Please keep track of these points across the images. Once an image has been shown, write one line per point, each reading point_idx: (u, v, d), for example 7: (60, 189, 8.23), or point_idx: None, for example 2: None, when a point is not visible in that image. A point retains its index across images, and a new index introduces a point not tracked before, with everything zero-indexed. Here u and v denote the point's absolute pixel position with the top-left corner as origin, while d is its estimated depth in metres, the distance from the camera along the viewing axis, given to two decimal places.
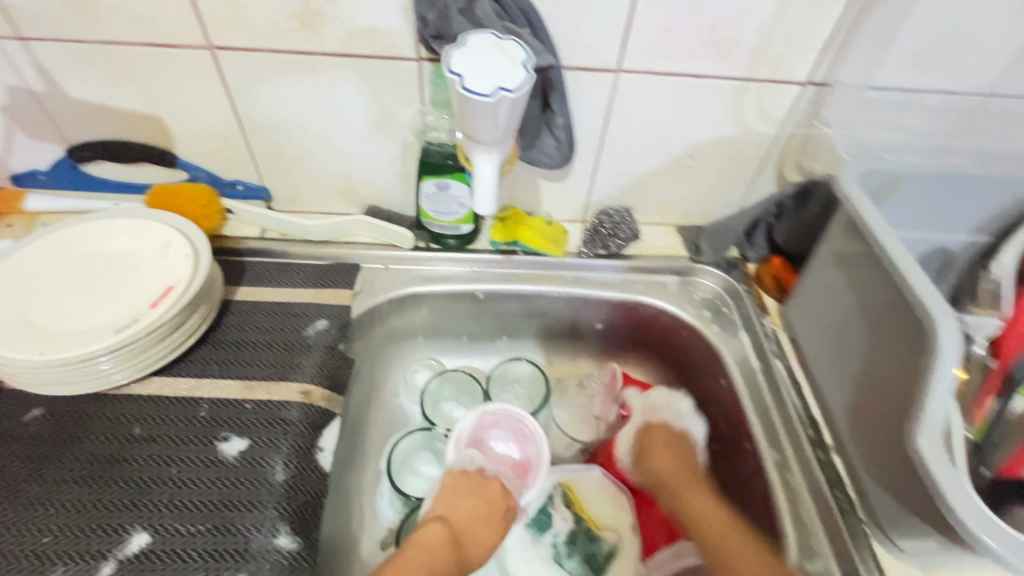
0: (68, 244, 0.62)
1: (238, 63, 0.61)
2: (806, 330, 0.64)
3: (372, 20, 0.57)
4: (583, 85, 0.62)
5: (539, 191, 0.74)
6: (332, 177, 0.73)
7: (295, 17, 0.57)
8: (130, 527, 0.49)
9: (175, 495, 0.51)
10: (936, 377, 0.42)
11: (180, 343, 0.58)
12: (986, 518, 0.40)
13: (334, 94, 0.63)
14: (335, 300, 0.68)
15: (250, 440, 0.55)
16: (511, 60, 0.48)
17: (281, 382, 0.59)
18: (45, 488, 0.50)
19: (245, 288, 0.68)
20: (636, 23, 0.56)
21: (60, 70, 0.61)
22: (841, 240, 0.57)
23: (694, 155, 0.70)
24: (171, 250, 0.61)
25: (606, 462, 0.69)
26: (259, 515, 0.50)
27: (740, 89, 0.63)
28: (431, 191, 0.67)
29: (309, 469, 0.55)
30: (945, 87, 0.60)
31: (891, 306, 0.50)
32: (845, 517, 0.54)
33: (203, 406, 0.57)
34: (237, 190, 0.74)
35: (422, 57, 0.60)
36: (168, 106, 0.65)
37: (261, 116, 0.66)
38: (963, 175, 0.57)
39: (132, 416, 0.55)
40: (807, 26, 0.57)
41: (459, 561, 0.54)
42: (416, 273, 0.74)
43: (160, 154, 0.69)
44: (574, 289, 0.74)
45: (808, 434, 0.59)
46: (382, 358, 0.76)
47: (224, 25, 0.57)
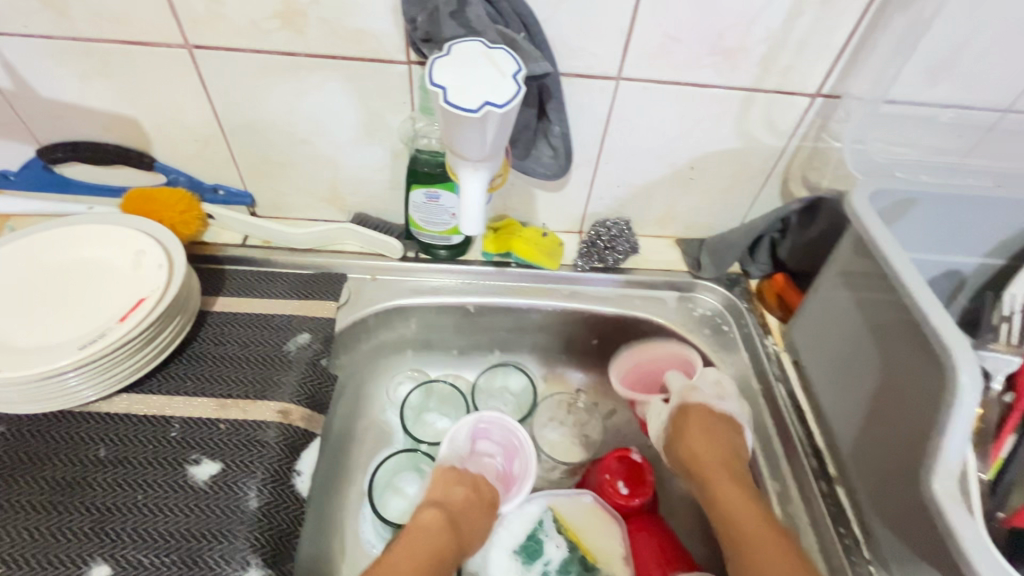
0: (37, 252, 0.59)
1: (218, 63, 0.57)
2: (810, 352, 0.61)
3: (359, 21, 0.54)
4: (582, 93, 0.59)
5: (534, 202, 0.71)
6: (318, 184, 0.70)
7: (277, 16, 0.53)
8: (90, 559, 0.46)
9: (139, 524, 0.48)
10: (953, 417, 0.39)
11: (152, 358, 0.55)
12: None
13: (319, 97, 0.60)
14: (318, 312, 0.65)
15: (223, 463, 0.52)
16: (500, 72, 0.45)
17: (258, 401, 0.56)
18: (0, 515, 0.47)
19: (224, 298, 0.65)
20: (638, 30, 0.53)
21: (29, 67, 0.58)
22: (849, 262, 0.54)
23: (697, 167, 0.67)
24: (144, 259, 0.58)
25: (600, 485, 0.64)
26: (229, 547, 0.47)
27: (746, 100, 0.60)
28: (420, 200, 0.64)
29: (284, 495, 0.52)
30: (960, 102, 0.57)
31: (904, 336, 0.47)
32: (849, 554, 0.51)
33: (174, 426, 0.54)
34: (219, 194, 0.71)
35: (412, 61, 0.57)
36: (144, 107, 0.61)
37: (243, 119, 0.63)
38: (980, 195, 0.54)
39: (97, 436, 0.52)
40: (819, 36, 0.54)
41: (459, 543, 0.54)
42: (404, 285, 0.71)
43: (137, 157, 0.66)
44: (568, 304, 0.71)
45: (810, 464, 0.57)
46: (368, 371, 0.73)
47: (202, 23, 0.54)
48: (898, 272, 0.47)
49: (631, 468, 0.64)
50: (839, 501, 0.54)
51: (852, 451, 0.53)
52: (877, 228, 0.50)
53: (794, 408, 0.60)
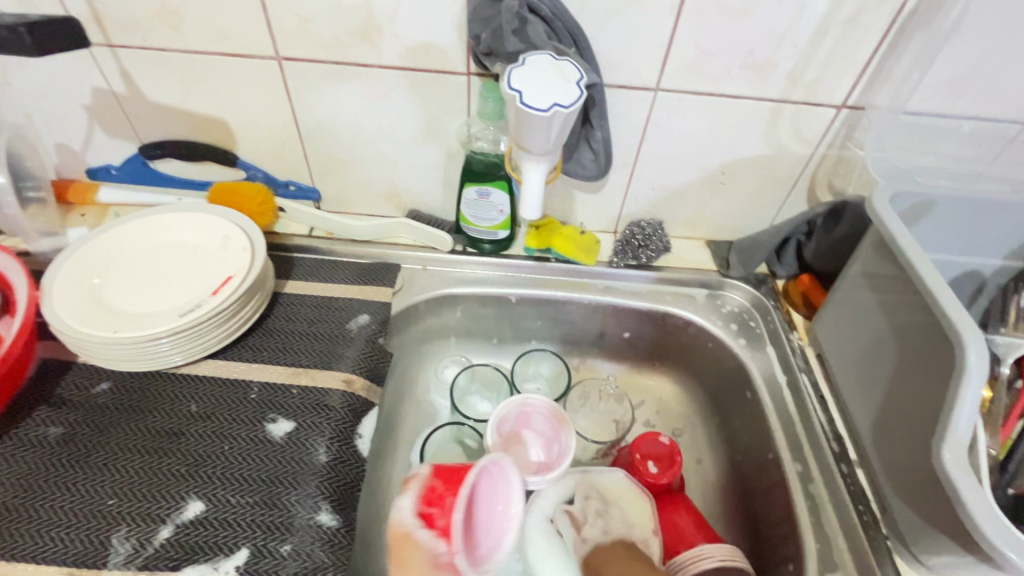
0: (139, 234, 0.67)
1: (301, 72, 0.66)
2: (833, 346, 0.65)
3: (428, 37, 0.61)
4: (623, 103, 0.65)
5: (574, 202, 0.77)
6: (379, 182, 0.78)
7: (357, 33, 0.61)
8: (187, 495, 0.52)
9: (227, 469, 0.54)
10: (962, 393, 0.43)
11: (235, 329, 0.62)
12: (1010, 535, 0.41)
13: (386, 103, 0.68)
14: (376, 296, 0.72)
15: (296, 422, 0.58)
16: (568, 81, 0.52)
17: (325, 370, 0.63)
18: (111, 455, 0.55)
19: (294, 281, 0.72)
20: (677, 46, 0.59)
21: (142, 75, 0.67)
22: (871, 260, 0.58)
23: (727, 172, 0.72)
24: (231, 243, 0.66)
25: (630, 465, 0.68)
26: (303, 492, 0.54)
27: (775, 110, 0.65)
28: (472, 197, 0.71)
29: (348, 453, 0.58)
30: (980, 114, 0.61)
31: (920, 325, 0.51)
32: (867, 530, 0.55)
33: (253, 389, 0.61)
34: (290, 190, 0.79)
35: (472, 72, 0.64)
36: (234, 111, 0.70)
37: (318, 122, 0.71)
38: (998, 200, 0.58)
39: (190, 394, 0.60)
40: (844, 51, 0.59)
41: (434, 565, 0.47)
42: (452, 275, 0.77)
43: (223, 155, 0.74)
44: (603, 297, 0.76)
45: (831, 448, 0.60)
46: (415, 354, 0.80)
47: (292, 38, 0.62)
48: (914, 267, 0.51)
49: (661, 450, 0.67)
50: (858, 482, 0.58)
51: (871, 436, 0.57)
52: (898, 227, 0.54)
53: (817, 398, 0.64)
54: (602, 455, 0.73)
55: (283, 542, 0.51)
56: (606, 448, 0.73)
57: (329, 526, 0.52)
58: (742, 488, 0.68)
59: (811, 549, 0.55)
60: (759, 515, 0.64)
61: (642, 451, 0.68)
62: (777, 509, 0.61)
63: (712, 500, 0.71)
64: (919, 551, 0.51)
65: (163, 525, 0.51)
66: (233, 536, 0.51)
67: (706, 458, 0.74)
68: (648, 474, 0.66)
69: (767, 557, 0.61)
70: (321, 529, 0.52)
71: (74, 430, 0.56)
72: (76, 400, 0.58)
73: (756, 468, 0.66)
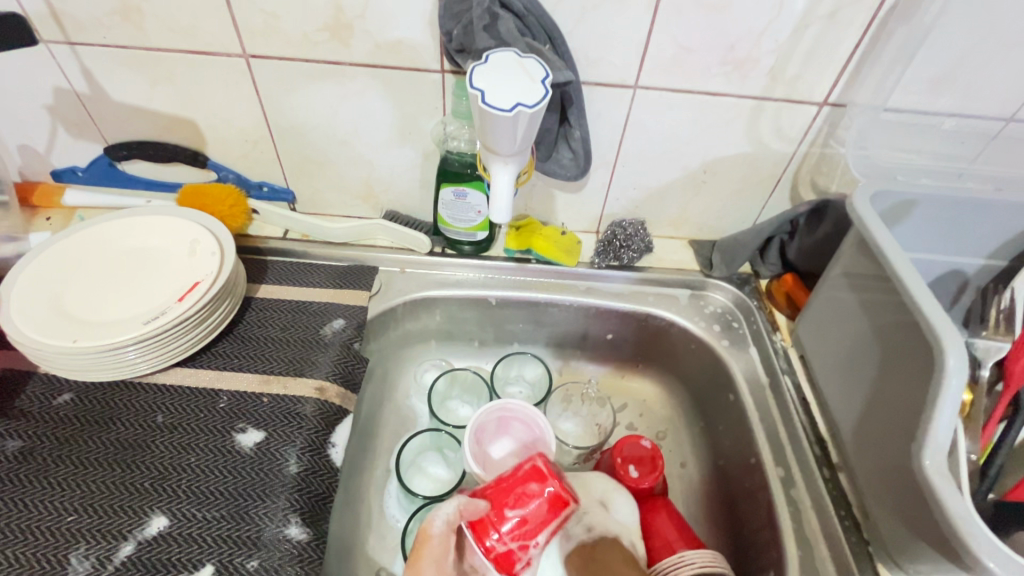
0: (105, 238, 0.65)
1: (270, 71, 0.64)
2: (815, 347, 0.64)
3: (400, 34, 0.59)
4: (601, 101, 0.64)
5: (555, 202, 0.75)
6: (354, 182, 0.76)
7: (326, 29, 0.59)
8: (150, 510, 0.51)
9: (193, 482, 0.53)
10: (941, 397, 0.43)
11: (204, 337, 0.60)
12: (990, 543, 0.40)
13: (360, 102, 0.66)
14: (352, 300, 0.70)
15: (266, 432, 0.57)
16: (531, 79, 0.50)
17: (298, 377, 0.61)
18: (71, 469, 0.53)
19: (267, 286, 0.70)
20: (655, 43, 0.58)
21: (105, 73, 0.64)
22: (853, 259, 0.57)
23: (709, 171, 0.71)
24: (199, 247, 0.64)
25: (612, 472, 0.66)
26: (272, 505, 0.52)
27: (756, 108, 0.64)
28: (449, 198, 0.69)
29: (320, 463, 0.56)
30: (960, 111, 0.61)
31: (901, 327, 0.50)
32: (849, 535, 0.54)
33: (222, 398, 0.59)
34: (263, 191, 0.77)
35: (446, 70, 0.62)
36: (202, 110, 0.68)
37: (290, 122, 0.69)
38: (981, 198, 0.57)
39: (155, 404, 0.58)
40: (825, 48, 0.58)
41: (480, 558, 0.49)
42: (431, 278, 0.76)
43: (192, 155, 0.72)
44: (585, 298, 0.75)
45: (813, 451, 0.60)
46: (395, 359, 0.78)
47: (259, 35, 0.60)
48: (894, 267, 0.50)
49: (643, 453, 0.66)
50: (840, 486, 0.57)
51: (853, 439, 0.56)
52: (878, 228, 0.53)
53: (799, 399, 0.63)
54: (583, 459, 0.72)
55: (250, 557, 0.49)
56: (588, 452, 0.71)
57: (299, 540, 0.51)
58: (725, 492, 0.67)
59: (793, 555, 0.54)
60: (742, 520, 0.63)
61: (624, 452, 0.67)
62: (759, 514, 0.60)
63: (696, 504, 0.70)
64: (901, 558, 0.50)
65: (125, 541, 0.49)
66: (198, 552, 0.49)
67: (690, 461, 0.73)
68: (630, 477, 0.64)
69: (749, 562, 0.61)
70: (291, 543, 0.50)
71: (33, 444, 0.54)
72: (37, 411, 0.56)
73: (739, 472, 0.65)
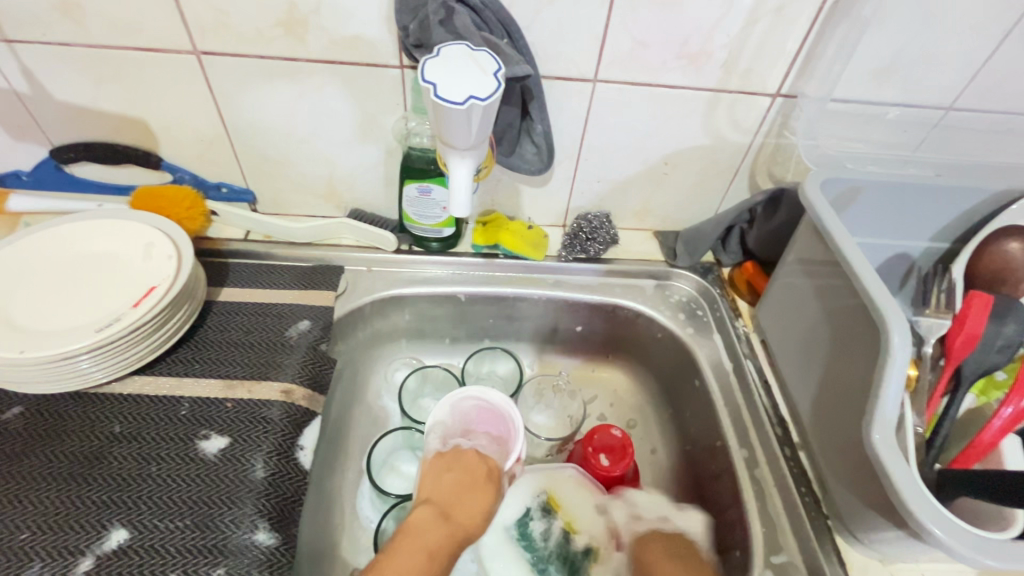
0: (53, 244, 0.62)
1: (224, 68, 0.62)
2: (775, 331, 0.66)
3: (357, 29, 0.59)
4: (563, 95, 0.64)
5: (520, 196, 0.75)
6: (316, 182, 0.74)
7: (279, 25, 0.58)
8: (110, 523, 0.49)
9: (154, 492, 0.51)
10: (887, 373, 0.45)
11: (161, 343, 0.59)
12: (934, 510, 0.42)
13: (318, 98, 0.65)
14: (318, 301, 0.69)
15: (231, 437, 0.56)
16: (482, 70, 0.50)
17: (263, 381, 0.60)
18: (23, 485, 0.51)
19: (228, 289, 0.68)
20: (611, 38, 0.59)
21: (45, 73, 0.62)
22: (807, 245, 0.59)
23: (671, 163, 0.72)
24: (154, 251, 0.62)
25: (585, 461, 0.67)
26: (238, 512, 0.51)
27: (712, 100, 0.65)
28: (413, 195, 0.69)
29: (288, 467, 0.55)
30: (903, 101, 0.63)
31: (851, 309, 0.52)
32: (810, 511, 0.56)
33: (184, 405, 0.57)
34: (222, 192, 0.75)
35: (405, 65, 0.62)
36: (154, 111, 0.66)
37: (247, 121, 0.67)
38: (922, 183, 0.60)
39: (113, 414, 0.56)
40: (776, 40, 0.60)
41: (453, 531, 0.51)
42: (399, 275, 0.75)
43: (145, 156, 0.70)
44: (554, 291, 0.76)
45: (775, 432, 0.62)
46: (365, 358, 0.77)
47: (209, 32, 0.59)
48: (844, 251, 0.52)
49: (614, 442, 0.67)
50: (800, 464, 0.59)
51: (812, 419, 0.58)
52: (828, 214, 0.55)
53: (761, 382, 0.65)
54: (556, 450, 0.72)
55: (216, 566, 0.48)
56: (561, 444, 0.72)
57: (267, 545, 0.50)
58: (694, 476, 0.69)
59: (758, 533, 0.56)
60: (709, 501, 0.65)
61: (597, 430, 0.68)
62: (726, 495, 0.62)
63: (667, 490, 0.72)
64: (858, 530, 0.52)
65: (82, 557, 0.47)
66: (161, 564, 0.47)
67: (661, 448, 0.74)
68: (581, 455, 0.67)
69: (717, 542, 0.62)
70: (259, 549, 0.49)
71: None
72: None
73: (706, 456, 0.67)
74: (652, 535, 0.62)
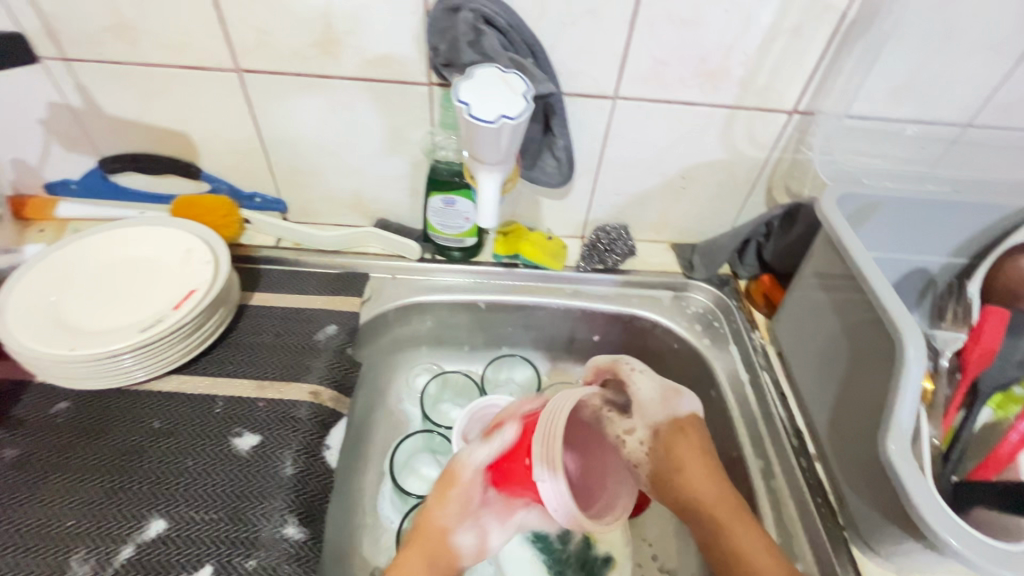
0: (99, 249, 0.66)
1: (262, 84, 0.66)
2: (791, 344, 0.67)
3: (389, 49, 0.62)
4: (584, 111, 0.66)
5: (540, 208, 0.78)
6: (345, 192, 0.78)
7: (317, 44, 0.62)
8: (149, 514, 0.52)
9: (190, 485, 0.54)
10: (902, 384, 0.46)
11: (198, 345, 0.62)
12: (951, 521, 0.43)
13: (349, 113, 0.68)
14: (344, 306, 0.72)
15: (263, 435, 0.58)
16: (513, 91, 0.53)
17: (292, 382, 0.63)
18: (69, 476, 0.54)
19: (260, 294, 0.72)
20: (631, 57, 0.61)
21: (98, 88, 0.66)
22: (824, 259, 0.60)
23: (688, 177, 0.74)
24: (193, 257, 0.65)
25: None
26: (268, 506, 0.53)
27: (730, 116, 0.67)
28: (438, 206, 0.71)
29: (315, 465, 0.58)
30: (919, 118, 0.64)
31: (868, 322, 0.53)
32: (826, 522, 0.56)
33: (218, 403, 0.60)
34: (255, 202, 0.78)
35: (433, 82, 0.65)
36: (196, 124, 0.70)
37: (282, 134, 0.71)
38: (939, 199, 0.61)
39: (152, 410, 0.59)
40: (793, 58, 0.61)
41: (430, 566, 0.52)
42: (422, 283, 0.78)
43: (185, 167, 0.73)
44: (572, 301, 0.77)
45: (791, 443, 0.62)
46: (387, 364, 0.80)
47: (251, 51, 0.62)
48: (860, 265, 0.53)
49: None
50: (817, 475, 0.59)
51: (829, 431, 0.59)
52: (844, 228, 0.56)
53: (777, 393, 0.66)
54: None
55: (248, 558, 0.50)
56: None
57: (296, 539, 0.52)
58: None
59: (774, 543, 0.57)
60: None
61: (527, 419, 0.54)
62: None
63: None
64: (874, 541, 0.53)
65: (124, 545, 0.50)
66: (197, 554, 0.50)
67: None
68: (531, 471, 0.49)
69: None
70: (288, 543, 0.52)
71: (31, 452, 0.55)
72: (33, 420, 0.57)
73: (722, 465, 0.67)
74: (674, 424, 0.59)
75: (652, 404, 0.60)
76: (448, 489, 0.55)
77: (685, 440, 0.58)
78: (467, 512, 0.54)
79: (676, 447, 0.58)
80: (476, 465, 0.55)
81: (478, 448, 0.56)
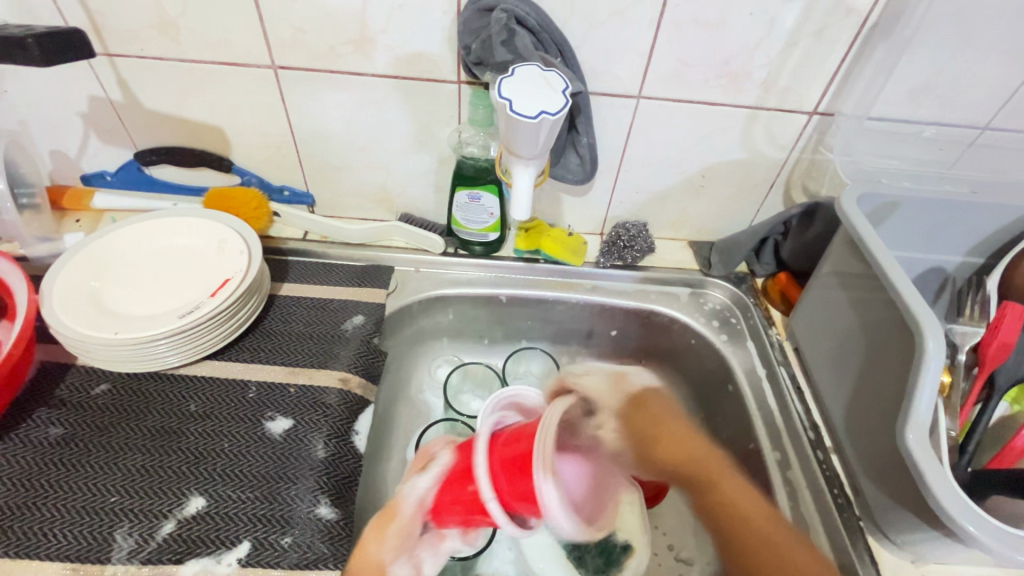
0: (136, 238, 0.68)
1: (296, 81, 0.68)
2: (808, 340, 0.68)
3: (420, 48, 0.64)
4: (607, 110, 0.68)
5: (561, 205, 0.79)
6: (371, 187, 0.80)
7: (351, 43, 0.64)
8: (188, 492, 0.54)
9: (226, 466, 0.56)
10: (921, 377, 0.47)
11: (232, 332, 0.64)
12: (969, 509, 0.44)
13: (379, 110, 0.70)
14: (370, 297, 0.74)
15: (294, 419, 0.60)
16: (551, 89, 0.54)
17: (321, 369, 0.65)
18: (112, 454, 0.56)
19: (289, 284, 0.74)
20: (656, 57, 0.63)
21: (139, 83, 0.68)
22: (842, 256, 0.62)
23: (707, 175, 0.75)
24: (227, 247, 0.67)
25: None
26: (301, 487, 0.55)
27: (750, 117, 0.68)
28: (463, 201, 0.73)
29: (345, 449, 0.60)
30: (938, 121, 0.66)
31: (886, 318, 0.54)
32: (842, 512, 0.58)
33: (251, 388, 0.62)
34: (284, 195, 0.81)
35: (462, 81, 0.67)
36: (230, 119, 0.72)
37: (313, 130, 0.73)
38: (956, 200, 0.62)
39: (188, 394, 0.61)
40: (814, 60, 0.63)
41: None
42: (445, 276, 0.79)
43: (218, 160, 0.76)
44: (591, 296, 0.79)
45: (807, 436, 0.64)
46: (409, 355, 0.82)
47: (287, 49, 0.64)
48: (880, 262, 0.54)
49: None
50: (833, 467, 0.61)
51: (845, 424, 0.60)
52: (864, 227, 0.58)
53: (794, 387, 0.68)
54: None
55: (283, 535, 0.52)
56: None
57: (328, 518, 0.54)
58: None
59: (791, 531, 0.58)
60: None
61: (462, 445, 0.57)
62: None
63: None
64: (890, 530, 0.54)
65: (165, 520, 0.52)
66: (234, 530, 0.52)
67: None
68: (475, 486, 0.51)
69: None
70: (320, 522, 0.54)
71: (74, 431, 0.57)
72: (76, 401, 0.60)
73: (739, 458, 0.69)
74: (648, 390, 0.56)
75: (605, 393, 0.56)
76: (382, 522, 0.54)
77: (645, 412, 0.54)
78: (405, 545, 0.53)
79: (648, 417, 0.54)
80: (416, 501, 0.55)
81: (416, 480, 0.56)
